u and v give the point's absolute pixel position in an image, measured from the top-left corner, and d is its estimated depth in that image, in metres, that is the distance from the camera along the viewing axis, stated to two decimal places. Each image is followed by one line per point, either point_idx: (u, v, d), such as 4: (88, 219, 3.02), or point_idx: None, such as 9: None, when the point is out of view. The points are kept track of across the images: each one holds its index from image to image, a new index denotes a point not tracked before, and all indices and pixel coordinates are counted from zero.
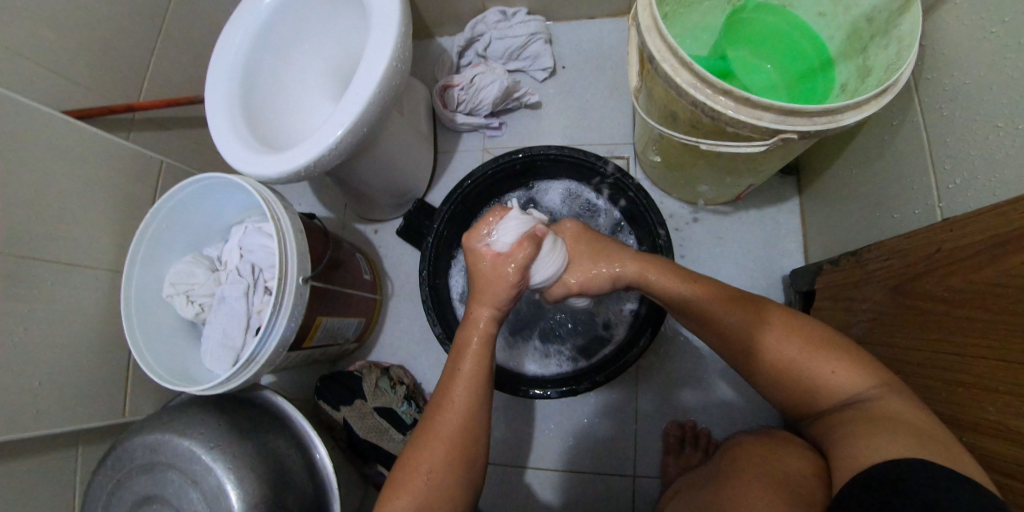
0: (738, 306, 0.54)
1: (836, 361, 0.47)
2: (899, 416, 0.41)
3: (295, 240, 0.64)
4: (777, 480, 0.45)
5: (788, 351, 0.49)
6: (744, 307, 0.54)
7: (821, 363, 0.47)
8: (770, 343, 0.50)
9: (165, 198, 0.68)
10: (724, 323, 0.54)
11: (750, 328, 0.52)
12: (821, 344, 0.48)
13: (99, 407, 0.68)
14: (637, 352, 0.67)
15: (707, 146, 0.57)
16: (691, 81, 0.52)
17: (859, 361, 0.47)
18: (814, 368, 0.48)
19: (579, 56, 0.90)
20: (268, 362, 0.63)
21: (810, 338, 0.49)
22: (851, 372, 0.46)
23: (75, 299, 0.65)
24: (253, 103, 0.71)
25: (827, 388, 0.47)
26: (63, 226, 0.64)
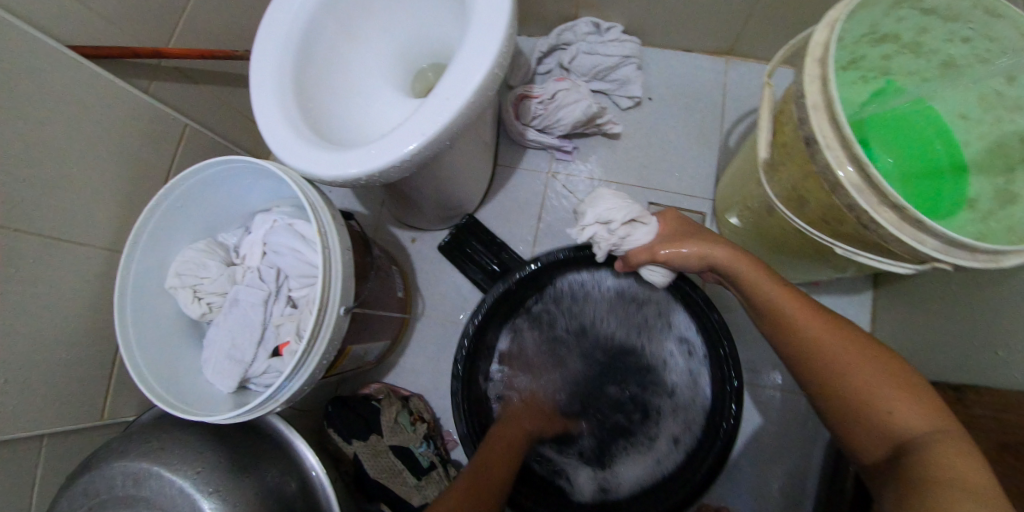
0: (800, 302, 0.49)
1: (896, 402, 0.40)
2: (973, 479, 0.33)
3: (341, 262, 0.55)
4: None
5: (853, 367, 0.44)
6: (804, 308, 0.48)
7: (879, 400, 0.41)
8: (837, 358, 0.45)
9: (187, 173, 0.58)
10: (788, 319, 0.49)
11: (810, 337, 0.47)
12: (892, 380, 0.42)
13: (75, 408, 0.57)
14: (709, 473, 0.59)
15: (841, 250, 0.51)
16: (856, 182, 0.45)
17: (927, 407, 0.40)
18: (871, 402, 0.41)
19: (668, 89, 0.82)
20: (287, 400, 0.54)
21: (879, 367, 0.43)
22: (912, 417, 0.39)
23: (61, 282, 0.54)
24: (308, 82, 0.61)
25: (879, 420, 0.41)
26: (59, 192, 0.53)
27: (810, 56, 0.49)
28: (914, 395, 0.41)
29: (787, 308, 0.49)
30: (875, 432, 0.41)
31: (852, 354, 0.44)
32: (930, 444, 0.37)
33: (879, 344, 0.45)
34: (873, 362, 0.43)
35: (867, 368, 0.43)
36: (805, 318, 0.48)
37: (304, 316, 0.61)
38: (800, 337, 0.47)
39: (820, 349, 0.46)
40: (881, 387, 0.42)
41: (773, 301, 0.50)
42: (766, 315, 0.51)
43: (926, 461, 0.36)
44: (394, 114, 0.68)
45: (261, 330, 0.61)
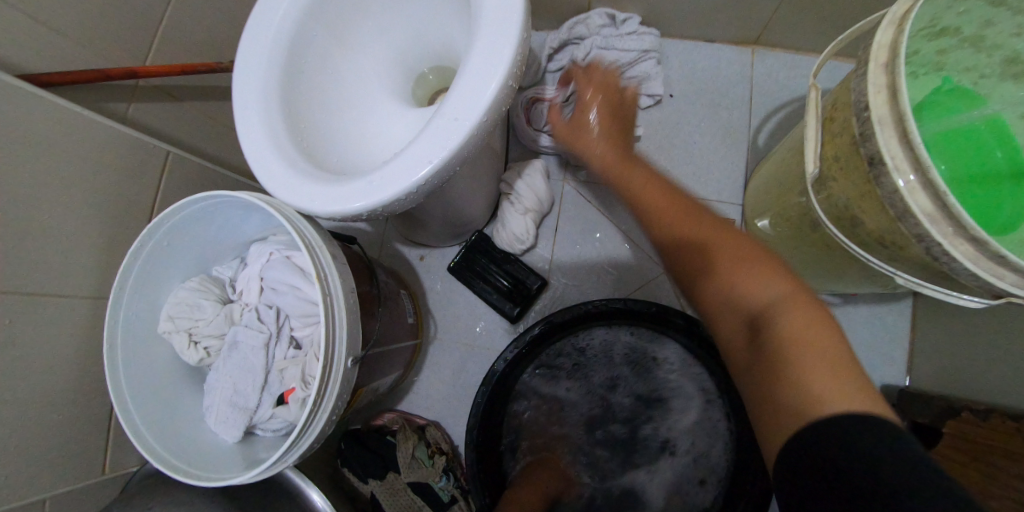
0: (673, 200, 0.44)
1: (754, 277, 0.37)
2: (845, 361, 0.31)
3: (344, 308, 0.50)
4: None
5: (696, 237, 0.41)
6: (678, 201, 0.44)
7: (724, 276, 0.38)
8: (708, 255, 0.40)
9: (170, 211, 0.52)
10: (652, 185, 0.46)
11: (671, 233, 0.42)
12: (751, 270, 0.37)
13: (72, 468, 0.53)
14: None
15: (903, 280, 0.47)
16: (928, 210, 0.40)
17: (798, 301, 0.34)
18: (721, 280, 0.38)
19: (691, 85, 0.76)
20: (297, 458, 0.50)
21: (746, 260, 0.38)
22: (791, 305, 0.34)
23: (42, 337, 0.50)
24: (298, 101, 0.55)
25: (731, 303, 0.37)
26: (30, 241, 0.48)
27: (874, 59, 0.44)
28: (772, 281, 0.36)
29: (651, 184, 0.46)
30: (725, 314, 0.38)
31: (726, 254, 0.39)
32: (780, 313, 0.34)
33: (746, 239, 0.40)
34: (749, 255, 0.38)
35: (720, 259, 0.39)
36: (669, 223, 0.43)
37: (309, 361, 0.56)
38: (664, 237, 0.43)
39: (671, 240, 0.43)
40: (738, 266, 0.38)
41: (643, 181, 0.47)
42: (630, 189, 0.47)
43: (796, 335, 0.32)
44: (395, 130, 0.61)
45: (265, 377, 0.57)
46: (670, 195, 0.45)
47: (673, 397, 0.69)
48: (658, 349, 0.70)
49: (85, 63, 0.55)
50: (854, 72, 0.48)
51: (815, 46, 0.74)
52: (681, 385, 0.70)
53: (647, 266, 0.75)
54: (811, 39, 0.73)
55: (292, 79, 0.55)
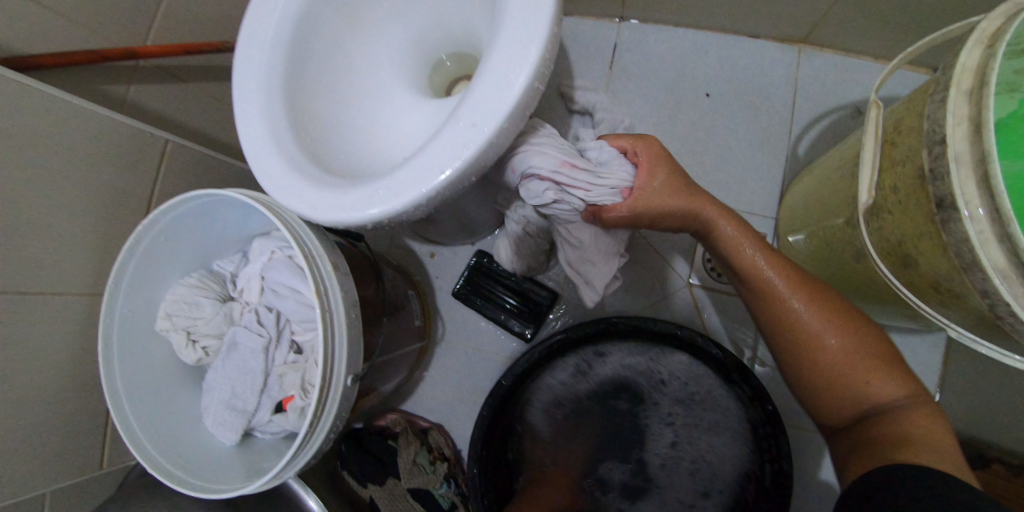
0: (767, 251, 0.47)
1: (875, 373, 0.39)
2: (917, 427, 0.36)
3: (346, 321, 0.47)
4: None
5: (809, 321, 0.42)
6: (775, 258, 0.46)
7: (850, 373, 0.40)
8: (824, 338, 0.41)
9: (165, 209, 0.49)
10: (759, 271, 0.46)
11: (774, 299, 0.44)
12: (864, 354, 0.40)
13: (67, 467, 0.52)
14: None
15: (957, 334, 0.43)
16: (1001, 266, 0.35)
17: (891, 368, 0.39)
18: (843, 380, 0.40)
19: (730, 84, 0.70)
20: (296, 471, 0.49)
21: (851, 336, 0.41)
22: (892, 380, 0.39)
23: (36, 337, 0.48)
24: (302, 91, 0.51)
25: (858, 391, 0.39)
26: (19, 238, 0.45)
27: (955, 86, 0.39)
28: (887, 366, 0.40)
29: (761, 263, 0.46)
30: (845, 401, 0.40)
31: (837, 335, 0.41)
32: (908, 413, 0.37)
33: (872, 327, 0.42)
34: (854, 334, 0.41)
35: (846, 340, 0.41)
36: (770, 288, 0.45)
37: (310, 369, 0.54)
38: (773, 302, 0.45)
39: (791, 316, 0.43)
40: (857, 362, 0.40)
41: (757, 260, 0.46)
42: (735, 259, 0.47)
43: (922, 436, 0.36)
44: (409, 128, 0.57)
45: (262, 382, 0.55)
46: (786, 276, 0.45)
47: (691, 435, 0.62)
48: (689, 376, 0.63)
49: (80, 43, 0.51)
50: (927, 97, 0.42)
51: (872, 49, 0.67)
52: (702, 417, 0.62)
53: (668, 277, 0.71)
54: (869, 42, 0.66)
55: (297, 70, 0.51)
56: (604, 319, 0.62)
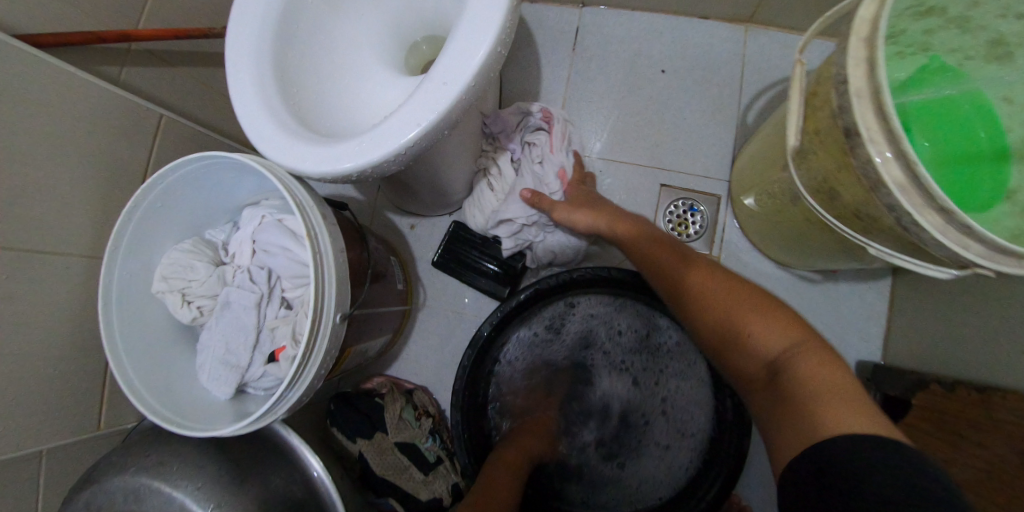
0: (673, 251, 0.55)
1: (770, 327, 0.43)
2: (833, 381, 0.37)
3: (335, 266, 0.51)
4: None
5: (716, 302, 0.48)
6: (679, 255, 0.54)
7: (752, 333, 0.44)
8: (725, 309, 0.47)
9: (162, 174, 0.53)
10: (668, 272, 0.54)
11: (686, 291, 0.51)
12: (762, 315, 0.45)
13: (66, 422, 0.55)
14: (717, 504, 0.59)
15: (876, 251, 0.47)
16: (900, 180, 0.41)
17: (788, 326, 0.43)
18: (747, 344, 0.44)
19: (682, 61, 0.76)
20: (289, 410, 0.52)
21: (752, 305, 0.46)
22: (784, 334, 0.42)
23: (41, 293, 0.51)
24: (290, 63, 0.56)
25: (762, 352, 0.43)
26: (27, 199, 0.49)
27: (854, 35, 0.45)
28: (781, 321, 0.44)
29: (669, 262, 0.54)
30: (757, 364, 0.43)
31: (738, 307, 0.46)
32: (799, 356, 0.40)
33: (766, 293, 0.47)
34: (754, 305, 0.46)
35: (737, 307, 0.46)
36: (682, 277, 0.52)
37: (300, 319, 0.58)
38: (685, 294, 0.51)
39: (703, 304, 0.49)
40: (741, 317, 0.46)
41: (661, 259, 0.55)
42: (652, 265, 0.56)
43: (806, 368, 0.39)
44: (389, 99, 0.62)
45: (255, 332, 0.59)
46: (690, 266, 0.53)
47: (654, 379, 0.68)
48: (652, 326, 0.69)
49: (78, 26, 0.55)
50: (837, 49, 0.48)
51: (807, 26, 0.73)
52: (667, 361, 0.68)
53: None
54: (802, 19, 0.72)
55: (285, 45, 0.56)
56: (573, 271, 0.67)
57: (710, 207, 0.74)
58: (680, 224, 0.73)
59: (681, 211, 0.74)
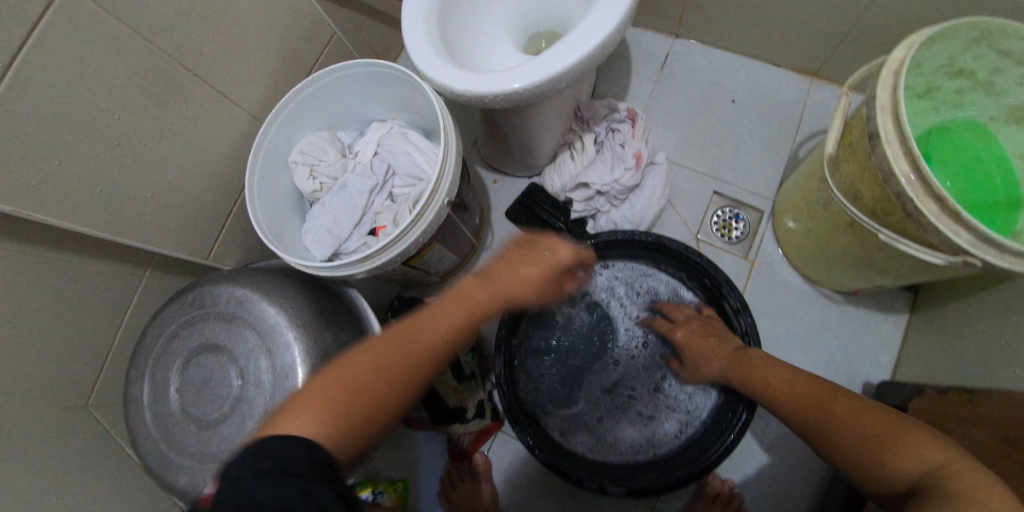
0: (794, 379, 0.58)
1: (910, 438, 0.43)
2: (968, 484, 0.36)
3: (453, 161, 0.64)
4: None
5: (838, 417, 0.50)
6: (803, 384, 0.56)
7: (885, 443, 0.44)
8: (837, 422, 0.50)
9: (331, 69, 0.67)
10: (782, 402, 0.57)
11: (805, 417, 0.53)
12: (885, 429, 0.45)
13: (190, 241, 0.68)
14: (712, 462, 0.67)
15: (884, 236, 0.59)
16: (908, 173, 0.54)
17: (927, 439, 0.42)
18: (880, 451, 0.44)
19: (751, 96, 0.88)
20: (378, 266, 0.62)
21: (874, 417, 0.47)
22: (927, 448, 0.41)
23: (210, 129, 0.65)
24: (450, 14, 0.71)
25: (893, 464, 0.42)
26: (226, 58, 0.64)
27: (888, 67, 0.57)
28: (911, 434, 0.43)
29: (792, 384, 0.57)
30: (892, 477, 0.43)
31: (856, 427, 0.47)
32: (937, 470, 0.39)
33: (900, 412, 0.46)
34: (877, 419, 0.47)
35: (868, 427, 0.47)
36: (796, 401, 0.55)
37: (401, 213, 0.68)
38: (801, 409, 0.54)
39: (826, 418, 0.51)
40: (870, 440, 0.46)
41: (779, 383, 0.59)
42: (772, 391, 0.59)
43: (953, 482, 0.37)
44: (513, 62, 0.76)
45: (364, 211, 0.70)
46: (805, 389, 0.55)
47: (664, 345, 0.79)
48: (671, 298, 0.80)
49: None
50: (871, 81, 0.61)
51: None
52: None
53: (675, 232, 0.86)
54: None
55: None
56: (633, 232, 0.77)
57: (752, 218, 0.84)
58: (723, 226, 0.84)
59: (726, 217, 0.84)
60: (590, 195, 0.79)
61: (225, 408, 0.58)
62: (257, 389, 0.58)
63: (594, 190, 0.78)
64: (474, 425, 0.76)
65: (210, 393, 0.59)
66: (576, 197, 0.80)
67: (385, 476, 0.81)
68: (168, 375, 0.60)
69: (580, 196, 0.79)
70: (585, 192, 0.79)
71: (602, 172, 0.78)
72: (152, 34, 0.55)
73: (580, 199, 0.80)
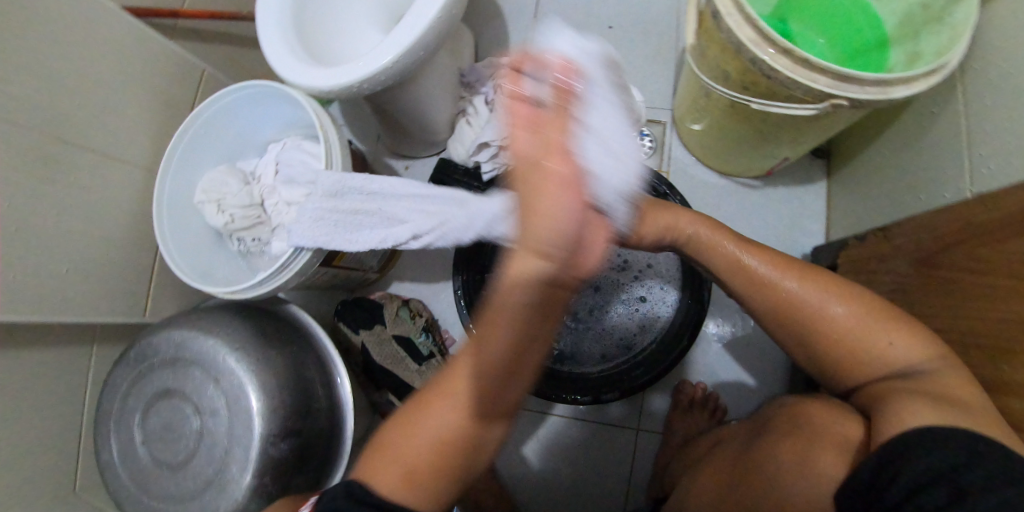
0: (745, 245, 0.55)
1: (896, 333, 0.45)
2: (947, 387, 0.41)
3: (338, 152, 0.67)
4: (825, 436, 0.47)
5: (808, 295, 0.48)
6: (757, 248, 0.54)
7: (877, 336, 0.45)
8: (830, 303, 0.47)
9: (208, 102, 0.69)
10: (753, 270, 0.52)
11: (763, 286, 0.51)
12: (876, 314, 0.46)
13: (121, 305, 0.69)
14: (689, 339, 0.71)
15: (757, 105, 0.60)
16: (753, 38, 0.56)
17: (913, 333, 0.45)
18: (869, 343, 0.45)
19: (627, 16, 0.89)
20: (298, 272, 0.66)
21: (866, 303, 0.46)
22: (911, 345, 0.44)
23: (108, 192, 0.66)
24: (308, 17, 0.72)
25: (880, 353, 0.45)
26: (106, 121, 0.65)
27: None
28: (899, 325, 0.45)
29: (747, 253, 0.54)
30: (871, 368, 0.45)
31: (852, 316, 0.46)
32: (937, 372, 0.42)
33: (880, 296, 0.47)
34: (869, 304, 0.46)
35: (866, 310, 0.46)
36: (760, 268, 0.52)
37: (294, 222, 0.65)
38: (760, 281, 0.51)
39: (795, 297, 0.49)
40: (868, 328, 0.46)
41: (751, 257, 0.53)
42: (727, 266, 0.55)
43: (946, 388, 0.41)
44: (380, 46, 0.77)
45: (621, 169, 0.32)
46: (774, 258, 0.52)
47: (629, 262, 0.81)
48: None
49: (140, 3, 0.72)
50: None
51: None
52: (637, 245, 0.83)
53: None
54: None
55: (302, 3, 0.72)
56: None
57: (657, 131, 0.87)
58: (631, 148, 0.86)
59: None
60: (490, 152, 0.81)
61: (190, 446, 0.59)
62: (216, 419, 0.59)
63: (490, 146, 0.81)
64: None
65: (173, 436, 0.59)
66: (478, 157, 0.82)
67: None
68: (131, 433, 0.60)
69: (482, 155, 0.82)
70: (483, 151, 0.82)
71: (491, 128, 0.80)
72: (29, 116, 0.55)
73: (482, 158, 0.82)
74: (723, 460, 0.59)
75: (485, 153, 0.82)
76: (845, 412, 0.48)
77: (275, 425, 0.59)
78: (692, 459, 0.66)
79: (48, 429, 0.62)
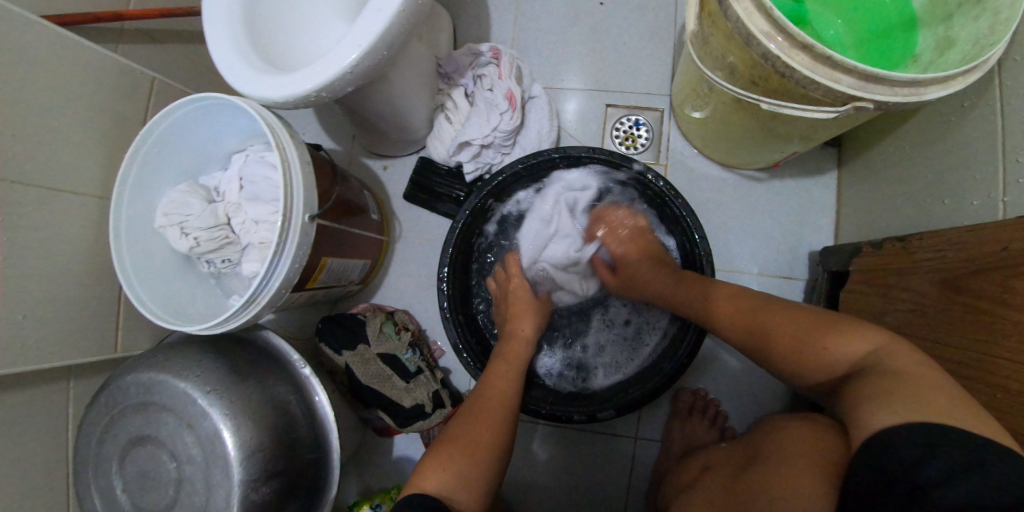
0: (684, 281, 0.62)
1: (830, 336, 0.44)
2: (905, 379, 0.37)
3: (300, 170, 0.60)
4: (805, 461, 0.43)
5: (735, 323, 0.53)
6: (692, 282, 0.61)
7: (809, 342, 0.45)
8: (759, 323, 0.50)
9: (157, 120, 0.62)
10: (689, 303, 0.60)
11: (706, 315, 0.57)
12: (802, 323, 0.47)
13: (91, 340, 0.66)
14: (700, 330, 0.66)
15: (767, 105, 0.53)
16: (765, 29, 0.48)
17: (853, 329, 0.43)
18: (806, 350, 0.45)
19: None
20: (268, 304, 0.60)
21: (790, 315, 0.48)
22: (850, 340, 0.43)
23: (60, 227, 0.61)
24: (258, 15, 0.64)
25: (820, 358, 0.44)
26: (49, 149, 0.59)
27: None
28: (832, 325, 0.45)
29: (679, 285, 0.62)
30: (822, 371, 0.44)
31: (779, 327, 0.48)
32: (879, 362, 0.40)
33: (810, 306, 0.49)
34: (793, 316, 0.48)
35: (785, 322, 0.48)
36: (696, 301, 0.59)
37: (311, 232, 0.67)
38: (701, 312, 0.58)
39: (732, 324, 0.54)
40: (802, 335, 0.46)
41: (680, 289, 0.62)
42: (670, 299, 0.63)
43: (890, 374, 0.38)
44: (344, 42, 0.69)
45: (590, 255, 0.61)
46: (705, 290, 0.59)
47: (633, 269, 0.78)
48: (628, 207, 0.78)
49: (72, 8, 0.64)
50: None
51: None
52: None
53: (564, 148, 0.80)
54: None
55: None
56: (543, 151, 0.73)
57: (654, 121, 0.79)
58: (625, 138, 0.79)
59: (627, 127, 0.79)
60: (474, 151, 0.76)
61: (170, 492, 0.57)
62: (193, 465, 0.57)
63: (473, 145, 0.75)
64: (438, 416, 0.75)
65: (152, 482, 0.58)
66: (460, 157, 0.77)
67: (380, 486, 0.83)
68: (110, 479, 0.58)
69: (464, 154, 0.76)
70: (465, 150, 0.76)
71: (473, 126, 0.73)
72: None
73: (465, 157, 0.77)
74: (713, 483, 0.56)
75: (467, 153, 0.76)
76: (825, 435, 0.45)
77: (255, 467, 0.56)
78: (686, 480, 0.64)
79: (30, 477, 0.60)
